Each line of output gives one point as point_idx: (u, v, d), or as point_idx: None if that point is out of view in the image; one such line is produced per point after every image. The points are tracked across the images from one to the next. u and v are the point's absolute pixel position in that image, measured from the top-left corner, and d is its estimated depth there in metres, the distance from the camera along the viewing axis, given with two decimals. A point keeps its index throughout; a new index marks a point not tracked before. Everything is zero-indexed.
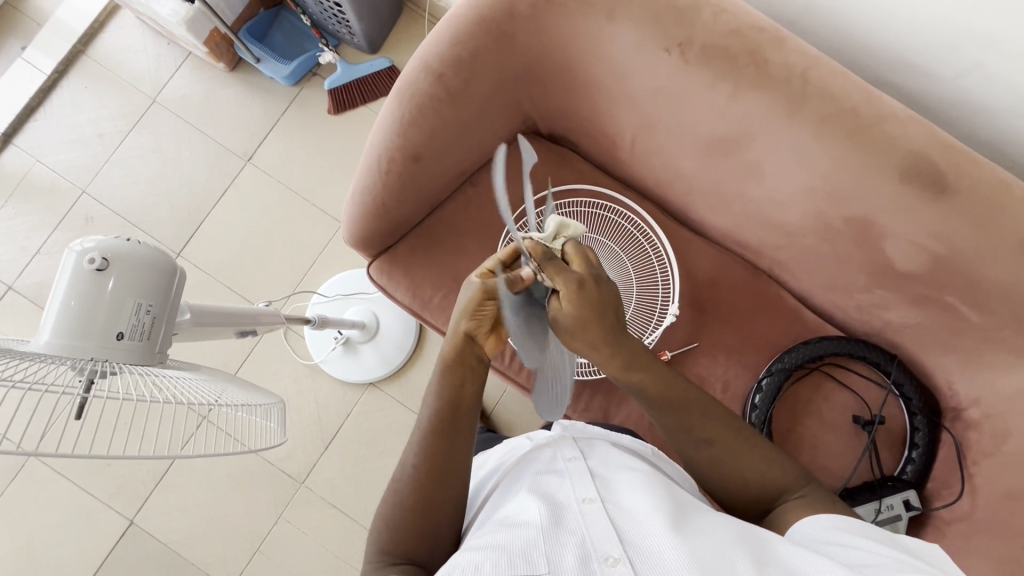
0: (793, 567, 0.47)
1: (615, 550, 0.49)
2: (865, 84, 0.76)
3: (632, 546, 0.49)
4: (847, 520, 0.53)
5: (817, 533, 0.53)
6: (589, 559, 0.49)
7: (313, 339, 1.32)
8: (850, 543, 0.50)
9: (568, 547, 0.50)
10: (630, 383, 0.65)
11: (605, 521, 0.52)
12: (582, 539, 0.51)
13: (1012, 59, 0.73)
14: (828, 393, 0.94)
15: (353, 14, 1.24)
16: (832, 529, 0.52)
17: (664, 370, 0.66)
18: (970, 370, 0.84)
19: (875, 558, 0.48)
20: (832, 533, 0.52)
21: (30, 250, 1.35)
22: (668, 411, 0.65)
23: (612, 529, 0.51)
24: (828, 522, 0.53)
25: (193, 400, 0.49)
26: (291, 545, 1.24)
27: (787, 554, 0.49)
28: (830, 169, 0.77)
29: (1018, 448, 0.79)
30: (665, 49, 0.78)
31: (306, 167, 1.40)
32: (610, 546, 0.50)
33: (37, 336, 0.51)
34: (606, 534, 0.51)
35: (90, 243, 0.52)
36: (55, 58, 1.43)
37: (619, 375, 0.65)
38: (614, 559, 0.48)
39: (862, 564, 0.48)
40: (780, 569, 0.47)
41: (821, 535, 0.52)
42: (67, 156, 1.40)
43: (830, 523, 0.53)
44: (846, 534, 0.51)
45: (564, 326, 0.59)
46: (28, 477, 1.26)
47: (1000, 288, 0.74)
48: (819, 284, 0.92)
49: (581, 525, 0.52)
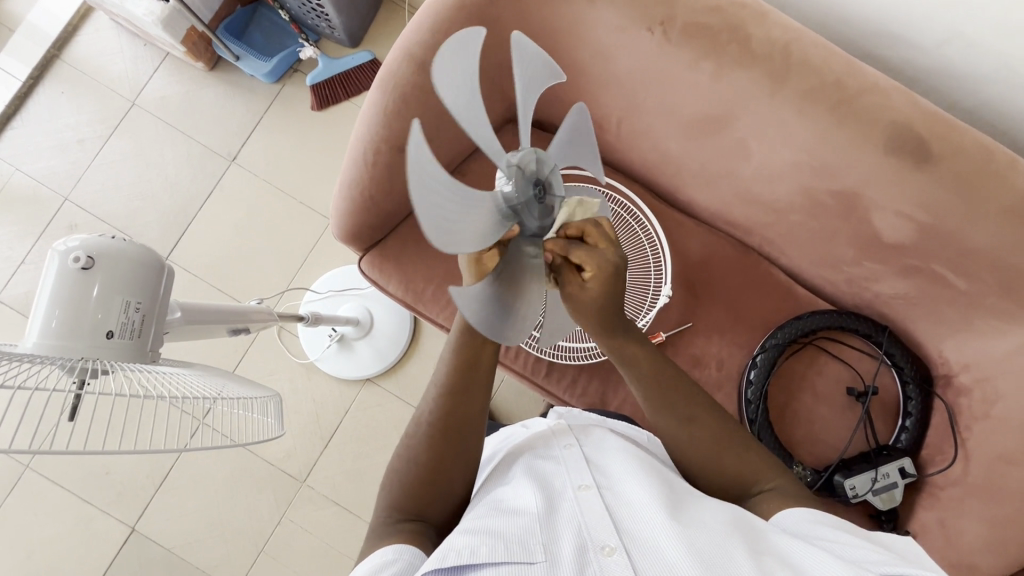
0: (787, 557, 0.47)
1: (611, 540, 0.48)
2: (846, 56, 0.77)
3: (629, 536, 0.49)
4: (829, 515, 0.52)
5: (801, 524, 0.51)
6: (586, 549, 0.48)
7: (307, 337, 1.31)
8: (835, 535, 0.48)
9: (565, 536, 0.49)
10: (624, 360, 0.66)
11: (602, 511, 0.52)
12: (579, 527, 0.50)
13: (993, 23, 0.73)
14: (821, 366, 0.95)
15: (332, 8, 1.23)
16: (812, 522, 0.51)
17: (656, 355, 0.66)
18: (959, 337, 0.85)
19: (857, 550, 0.46)
20: (817, 526, 0.51)
21: (14, 261, 1.34)
22: (669, 421, 0.64)
23: (609, 518, 0.51)
24: (809, 515, 0.52)
25: (188, 395, 0.48)
26: (295, 543, 1.24)
27: (776, 548, 0.48)
28: (815, 142, 0.78)
29: (1008, 411, 0.80)
30: (647, 28, 0.79)
31: (292, 165, 1.39)
32: (607, 536, 0.49)
33: (25, 338, 0.51)
34: (603, 522, 0.50)
35: (74, 242, 0.51)
36: (28, 63, 1.40)
37: (613, 352, 0.66)
38: (610, 548, 0.48)
39: (848, 555, 0.46)
40: (775, 559, 0.46)
41: (802, 527, 0.51)
42: (47, 164, 1.38)
43: (818, 516, 0.52)
44: (830, 527, 0.50)
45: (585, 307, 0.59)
46: (23, 490, 1.25)
47: (986, 252, 0.75)
48: (809, 259, 0.92)
49: (577, 513, 0.52)
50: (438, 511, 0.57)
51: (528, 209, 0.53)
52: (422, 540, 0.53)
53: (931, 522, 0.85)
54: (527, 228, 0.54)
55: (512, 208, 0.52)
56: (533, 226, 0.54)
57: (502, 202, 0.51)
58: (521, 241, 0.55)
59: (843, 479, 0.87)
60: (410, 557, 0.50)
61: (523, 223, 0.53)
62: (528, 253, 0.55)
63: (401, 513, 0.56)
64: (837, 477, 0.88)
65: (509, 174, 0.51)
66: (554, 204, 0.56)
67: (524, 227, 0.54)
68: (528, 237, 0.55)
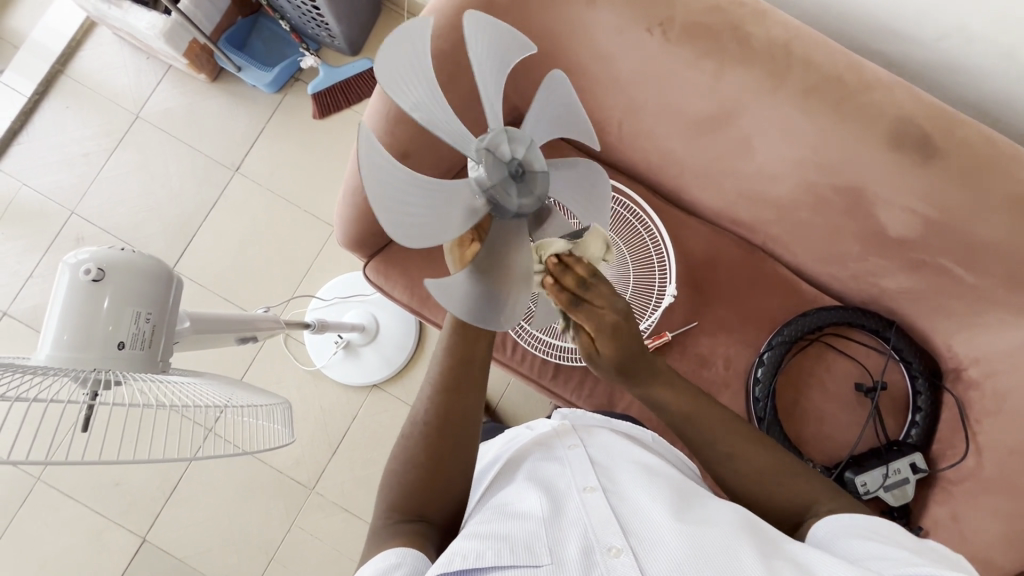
0: (800, 560, 0.46)
1: (617, 540, 0.48)
2: (847, 52, 0.78)
3: (636, 537, 0.49)
4: (858, 522, 0.51)
5: (830, 531, 0.52)
6: (592, 550, 0.48)
7: (314, 344, 1.32)
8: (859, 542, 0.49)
9: (571, 538, 0.49)
10: (651, 399, 0.66)
11: (607, 511, 0.51)
12: (585, 529, 0.50)
13: (992, 16, 0.73)
14: (828, 363, 0.94)
15: (332, 18, 1.23)
16: (841, 530, 0.51)
17: (688, 387, 0.66)
18: (968, 331, 0.85)
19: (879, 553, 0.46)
20: (846, 533, 0.51)
21: (22, 274, 1.35)
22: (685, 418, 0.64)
23: (614, 519, 0.50)
24: (839, 523, 0.52)
25: (201, 403, 0.49)
26: (306, 550, 1.24)
27: (797, 549, 0.48)
28: (818, 139, 0.78)
29: (1019, 404, 0.79)
30: (647, 29, 0.79)
31: (295, 173, 1.39)
32: (613, 536, 0.49)
33: (37, 351, 0.51)
34: (608, 523, 0.50)
35: (84, 255, 0.52)
36: (33, 80, 1.41)
37: (640, 392, 0.66)
38: (616, 549, 0.47)
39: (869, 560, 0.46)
40: (785, 561, 0.46)
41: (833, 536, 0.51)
42: (52, 178, 1.39)
43: (847, 524, 0.51)
44: (859, 534, 0.50)
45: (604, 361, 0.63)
46: (34, 503, 1.25)
47: (992, 245, 0.75)
48: (814, 256, 0.92)
49: (582, 515, 0.52)
50: (445, 517, 0.58)
51: (498, 175, 0.52)
52: (425, 545, 0.53)
53: (944, 517, 0.84)
54: (506, 211, 0.53)
55: (483, 166, 0.52)
56: (511, 207, 0.53)
57: (478, 159, 0.52)
58: (498, 221, 0.54)
59: (854, 475, 0.87)
60: (414, 561, 0.50)
61: (499, 205, 0.53)
62: (501, 230, 0.54)
63: (409, 521, 0.56)
64: (848, 473, 0.87)
65: (493, 136, 0.53)
66: (536, 184, 0.54)
67: (496, 201, 0.53)
68: (501, 211, 0.53)
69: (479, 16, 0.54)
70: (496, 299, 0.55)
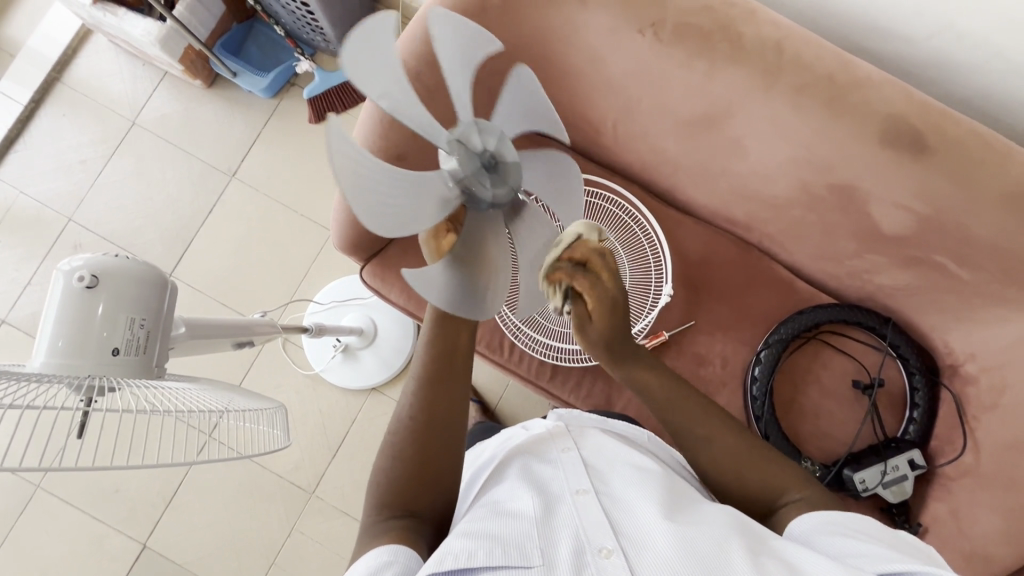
0: (789, 560, 0.47)
1: (608, 542, 0.48)
2: (839, 51, 0.78)
3: (627, 539, 0.49)
4: (839, 516, 0.51)
5: (810, 527, 0.51)
6: (583, 551, 0.48)
7: (312, 348, 1.32)
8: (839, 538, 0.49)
9: (562, 538, 0.49)
10: (633, 381, 0.67)
11: (599, 512, 0.52)
12: (576, 530, 0.50)
13: (981, 12, 0.73)
14: (825, 360, 0.94)
15: (326, 22, 1.24)
16: (822, 525, 0.51)
17: (669, 375, 0.67)
18: (964, 326, 0.85)
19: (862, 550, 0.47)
20: (827, 529, 0.50)
21: (20, 282, 1.35)
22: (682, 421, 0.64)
23: (606, 520, 0.51)
24: (820, 518, 0.52)
25: (195, 409, 0.49)
26: (307, 554, 1.24)
27: (785, 550, 0.48)
28: (810, 138, 0.78)
29: (1015, 399, 0.79)
30: (639, 30, 0.80)
31: (292, 178, 1.40)
32: (604, 537, 0.49)
33: (31, 359, 0.51)
34: (599, 525, 0.50)
35: (78, 262, 0.52)
36: (30, 87, 1.42)
37: (623, 375, 0.67)
38: (607, 550, 0.48)
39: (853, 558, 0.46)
40: (775, 560, 0.46)
41: (814, 532, 0.51)
42: (50, 185, 1.39)
43: (830, 519, 0.51)
44: (842, 530, 0.50)
45: (594, 337, 0.63)
46: (33, 510, 1.25)
47: (986, 241, 0.75)
48: (810, 254, 0.92)
49: (574, 516, 0.52)
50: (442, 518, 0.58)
51: (472, 169, 0.52)
52: (418, 543, 0.53)
53: (943, 513, 0.85)
54: (480, 201, 0.54)
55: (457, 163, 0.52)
56: (486, 198, 0.54)
57: (451, 153, 0.53)
58: (475, 213, 0.55)
59: (853, 472, 0.87)
60: (405, 559, 0.50)
61: (474, 196, 0.53)
62: (478, 224, 0.55)
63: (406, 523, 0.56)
64: (847, 471, 0.87)
65: (463, 131, 0.53)
66: (510, 175, 0.55)
67: (473, 195, 0.53)
68: (477, 201, 0.54)
69: (440, 13, 0.54)
70: (476, 292, 0.55)
